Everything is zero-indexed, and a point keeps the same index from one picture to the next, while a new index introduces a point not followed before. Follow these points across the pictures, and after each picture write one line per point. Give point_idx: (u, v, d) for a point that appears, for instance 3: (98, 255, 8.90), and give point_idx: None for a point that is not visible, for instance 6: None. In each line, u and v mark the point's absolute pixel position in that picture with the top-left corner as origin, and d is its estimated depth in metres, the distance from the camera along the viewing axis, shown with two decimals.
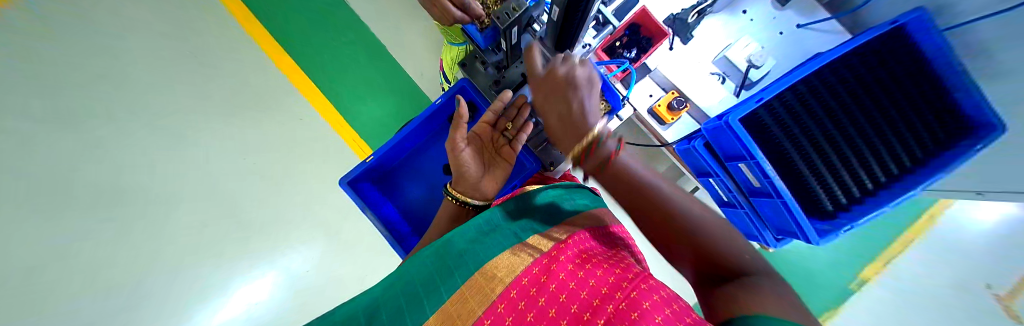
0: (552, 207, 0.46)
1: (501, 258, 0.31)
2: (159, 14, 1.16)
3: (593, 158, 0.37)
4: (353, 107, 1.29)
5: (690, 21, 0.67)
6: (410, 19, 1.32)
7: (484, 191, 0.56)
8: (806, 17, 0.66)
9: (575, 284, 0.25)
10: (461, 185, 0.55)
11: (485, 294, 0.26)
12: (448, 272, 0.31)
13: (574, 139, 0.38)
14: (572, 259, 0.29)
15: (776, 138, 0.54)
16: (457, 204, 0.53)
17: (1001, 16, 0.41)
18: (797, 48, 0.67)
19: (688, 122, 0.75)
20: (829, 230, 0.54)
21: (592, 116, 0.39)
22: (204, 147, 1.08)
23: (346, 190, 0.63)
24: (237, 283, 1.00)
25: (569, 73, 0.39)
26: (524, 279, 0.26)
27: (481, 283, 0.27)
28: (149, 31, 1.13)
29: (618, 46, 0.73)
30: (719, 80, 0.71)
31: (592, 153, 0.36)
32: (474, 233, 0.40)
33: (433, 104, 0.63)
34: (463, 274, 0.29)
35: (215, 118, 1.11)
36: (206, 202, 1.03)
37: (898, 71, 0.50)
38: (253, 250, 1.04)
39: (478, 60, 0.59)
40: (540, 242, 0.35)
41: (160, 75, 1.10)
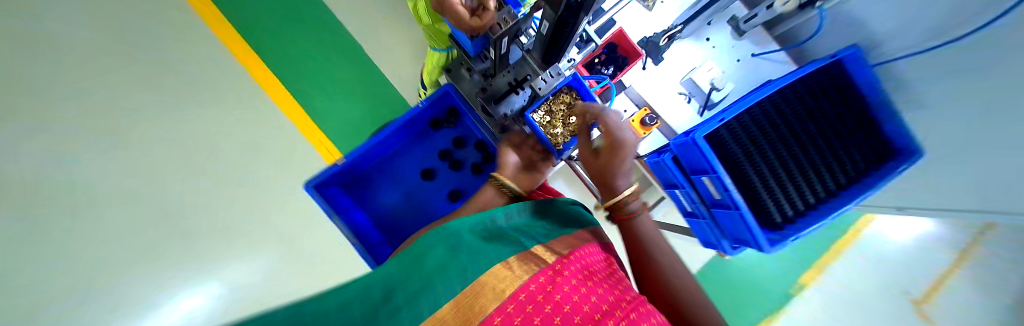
0: (571, 217, 0.52)
1: (513, 263, 0.30)
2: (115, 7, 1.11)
3: (621, 210, 0.47)
4: (323, 106, 1.22)
5: (662, 43, 0.71)
6: (390, 21, 1.31)
7: (522, 184, 0.55)
8: (761, 47, 0.73)
9: (579, 298, 0.26)
10: (506, 171, 0.53)
11: (497, 293, 0.25)
12: (455, 263, 0.30)
13: (611, 194, 0.48)
14: (576, 275, 0.30)
15: (734, 154, 0.59)
16: (496, 185, 0.51)
17: (927, 53, 0.48)
18: (751, 75, 0.75)
19: (659, 137, 0.80)
20: (778, 240, 0.58)
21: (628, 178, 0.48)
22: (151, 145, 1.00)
23: (314, 196, 0.59)
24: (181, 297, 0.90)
25: (620, 141, 0.47)
26: (532, 285, 0.27)
27: (494, 282, 0.26)
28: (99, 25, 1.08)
29: (597, 63, 0.78)
30: (686, 100, 0.77)
31: (622, 208, 0.46)
32: (477, 232, 0.39)
33: (413, 108, 0.63)
34: (479, 270, 0.28)
35: (170, 118, 1.05)
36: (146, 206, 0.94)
37: (822, 101, 0.59)
38: (200, 259, 0.94)
39: (464, 67, 0.59)
40: (545, 252, 0.35)
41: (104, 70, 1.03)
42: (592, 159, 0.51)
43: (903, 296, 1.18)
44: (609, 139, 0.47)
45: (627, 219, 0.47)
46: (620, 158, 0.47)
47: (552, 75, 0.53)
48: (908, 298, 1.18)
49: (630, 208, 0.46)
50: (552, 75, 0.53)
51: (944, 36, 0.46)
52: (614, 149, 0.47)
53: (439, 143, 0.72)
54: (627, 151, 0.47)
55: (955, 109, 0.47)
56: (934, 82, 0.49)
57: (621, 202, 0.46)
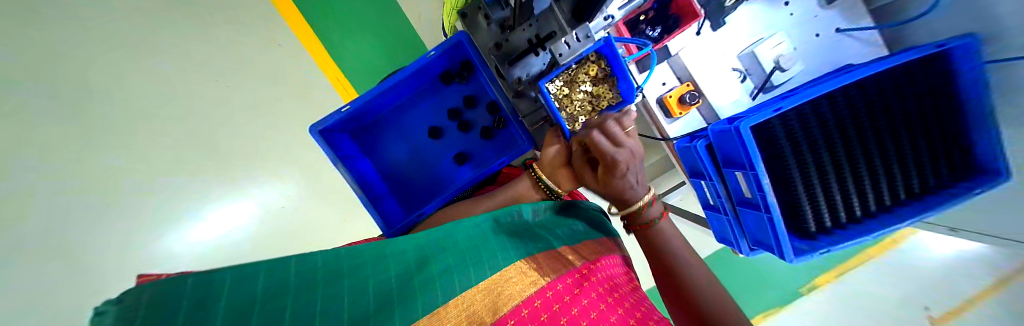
0: (595, 219, 0.55)
1: (541, 259, 0.37)
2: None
3: (638, 219, 0.49)
4: (339, 42, 1.16)
5: (726, 4, 0.62)
6: None
7: (561, 181, 0.53)
8: (851, 22, 0.59)
9: (605, 306, 0.31)
10: (546, 168, 0.52)
11: (527, 285, 0.32)
12: (493, 252, 0.37)
13: (624, 204, 0.48)
14: (602, 281, 0.35)
15: (784, 152, 0.51)
16: (533, 178, 0.54)
17: None
18: (829, 56, 0.62)
19: (695, 119, 0.70)
20: (805, 250, 0.54)
21: (638, 190, 0.47)
22: (162, 59, 0.97)
23: (319, 141, 0.57)
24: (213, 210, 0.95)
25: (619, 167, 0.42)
26: (559, 285, 0.32)
27: (521, 274, 0.33)
28: None
29: (642, 22, 0.65)
30: (739, 79, 0.66)
31: (637, 218, 0.48)
32: (513, 228, 0.46)
33: (425, 56, 0.56)
34: (507, 260, 0.36)
35: (176, 30, 0.98)
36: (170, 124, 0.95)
37: (914, 101, 0.48)
38: (224, 181, 0.98)
39: (481, 12, 0.51)
40: (572, 254, 0.40)
41: None
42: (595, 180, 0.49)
43: (921, 312, 1.08)
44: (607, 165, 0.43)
45: (645, 227, 0.49)
46: (620, 175, 0.44)
47: (578, 38, 0.45)
48: (928, 315, 1.07)
49: (648, 216, 0.49)
50: (580, 38, 0.45)
51: None
52: (611, 170, 0.43)
53: (450, 100, 0.68)
54: (622, 166, 0.42)
55: None
56: None
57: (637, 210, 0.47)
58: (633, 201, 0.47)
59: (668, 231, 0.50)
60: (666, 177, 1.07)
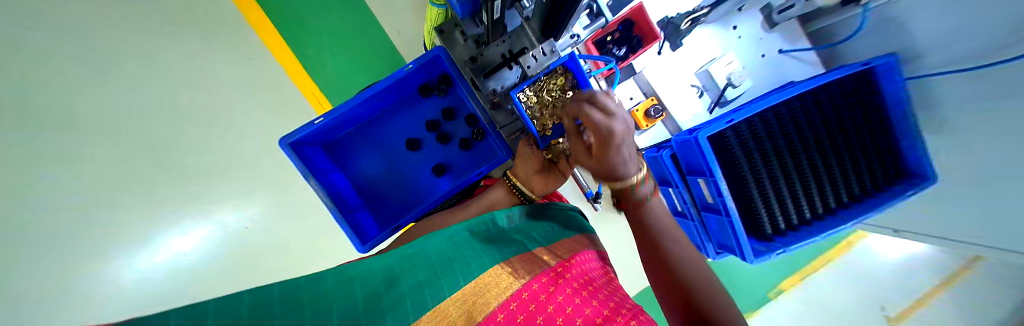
0: (568, 219, 0.55)
1: (516, 263, 0.36)
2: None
3: (630, 199, 0.40)
4: (314, 54, 1.14)
5: (682, 27, 0.68)
6: None
7: (534, 186, 0.57)
8: (790, 44, 0.67)
9: (580, 301, 0.30)
10: (521, 172, 0.57)
11: (500, 290, 0.31)
12: (463, 262, 0.36)
13: (616, 184, 0.39)
14: (576, 278, 0.34)
15: (738, 160, 0.56)
16: (508, 185, 0.58)
17: (969, 71, 0.43)
18: (773, 74, 0.69)
19: (660, 130, 0.76)
20: (763, 251, 0.58)
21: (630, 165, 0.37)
22: None
23: (289, 154, 0.56)
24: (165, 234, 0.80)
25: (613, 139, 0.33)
26: (534, 286, 0.31)
27: (495, 280, 0.32)
28: None
29: (609, 41, 0.70)
30: (698, 94, 0.72)
31: (630, 198, 0.40)
32: (484, 237, 0.45)
33: (402, 69, 0.57)
34: (479, 268, 0.34)
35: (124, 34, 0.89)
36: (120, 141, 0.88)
37: (843, 112, 0.54)
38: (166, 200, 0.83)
39: (458, 29, 0.53)
40: (548, 255, 0.39)
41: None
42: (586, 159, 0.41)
43: (879, 312, 1.16)
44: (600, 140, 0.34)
45: (636, 203, 0.41)
46: (612, 153, 0.35)
47: (544, 52, 0.49)
48: (884, 314, 1.15)
49: (642, 194, 0.40)
50: (546, 52, 0.50)
51: (998, 55, 0.40)
52: (605, 145, 0.34)
53: (427, 113, 0.69)
54: (619, 139, 0.33)
55: (979, 127, 0.44)
56: (968, 103, 0.44)
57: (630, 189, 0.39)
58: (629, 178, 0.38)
59: (660, 212, 0.42)
60: None
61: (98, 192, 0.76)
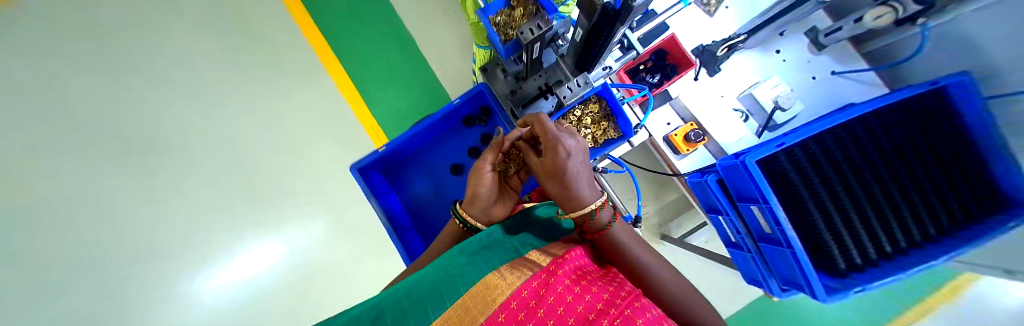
0: (551, 224, 0.51)
1: (502, 271, 0.31)
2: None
3: (592, 226, 0.40)
4: (378, 95, 1.37)
5: (720, 54, 0.66)
6: (438, 10, 1.41)
7: (493, 217, 0.53)
8: (843, 65, 0.64)
9: (572, 298, 0.25)
10: (472, 209, 0.51)
11: (488, 302, 0.25)
12: (450, 281, 0.31)
13: (570, 204, 0.40)
14: (569, 275, 0.29)
15: (794, 184, 0.52)
16: (460, 225, 0.51)
17: None
18: (829, 95, 0.65)
19: (702, 156, 0.72)
20: (838, 288, 0.50)
21: (580, 185, 0.39)
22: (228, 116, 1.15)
23: (356, 177, 0.65)
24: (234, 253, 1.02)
25: (560, 144, 0.38)
26: (524, 290, 0.26)
27: (484, 292, 0.27)
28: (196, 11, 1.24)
29: (642, 70, 0.73)
30: (742, 118, 0.69)
31: (591, 225, 0.40)
32: (473, 247, 0.41)
33: (451, 103, 0.65)
34: (466, 283, 0.30)
35: (246, 92, 1.20)
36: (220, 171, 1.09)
37: (925, 135, 0.48)
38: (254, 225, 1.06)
39: (499, 67, 0.61)
40: (539, 257, 0.35)
41: (199, 49, 1.20)
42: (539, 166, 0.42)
43: None
44: (546, 143, 0.39)
45: (602, 235, 0.41)
46: (562, 159, 0.38)
47: (579, 84, 0.51)
48: None
49: (602, 221, 0.40)
50: (579, 84, 0.52)
51: None
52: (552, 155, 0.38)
53: (469, 140, 0.76)
54: (565, 148, 0.38)
55: None
56: None
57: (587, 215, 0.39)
58: (583, 202, 0.39)
59: (625, 237, 0.41)
60: (684, 217, 1.09)
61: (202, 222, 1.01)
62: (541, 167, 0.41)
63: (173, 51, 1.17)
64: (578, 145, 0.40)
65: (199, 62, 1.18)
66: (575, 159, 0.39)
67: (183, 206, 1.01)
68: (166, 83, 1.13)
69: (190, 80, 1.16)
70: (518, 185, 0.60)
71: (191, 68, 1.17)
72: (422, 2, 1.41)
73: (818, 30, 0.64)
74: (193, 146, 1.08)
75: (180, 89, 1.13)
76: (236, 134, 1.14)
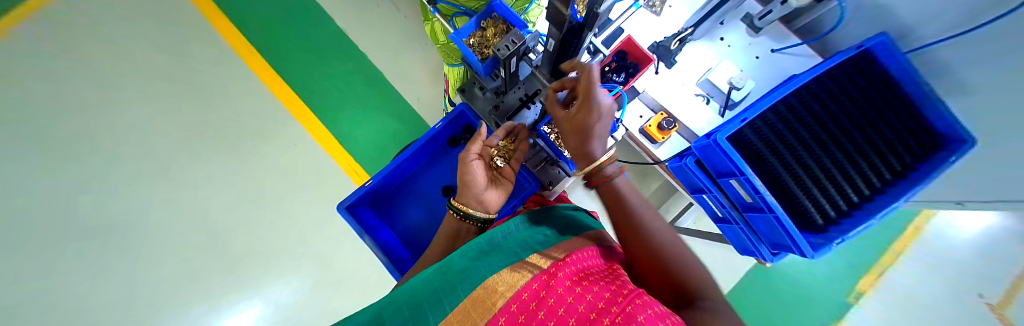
0: (570, 220, 0.51)
1: (502, 275, 0.31)
2: (175, 60, 1.30)
3: (598, 176, 0.46)
4: (351, 132, 1.35)
5: (672, 48, 0.71)
6: (402, 39, 1.43)
7: (489, 205, 0.54)
8: (780, 42, 0.71)
9: (573, 299, 0.25)
10: (466, 197, 0.53)
11: (486, 306, 0.26)
12: (450, 286, 0.31)
13: (584, 157, 0.45)
14: (570, 277, 0.30)
15: (763, 154, 0.56)
16: (458, 217, 0.52)
17: (974, 32, 0.44)
18: (774, 70, 0.71)
19: (679, 140, 0.77)
20: (822, 243, 0.54)
21: (596, 144, 0.44)
22: (206, 182, 1.19)
23: (344, 216, 0.63)
24: (228, 315, 1.11)
25: (595, 104, 0.41)
26: (524, 293, 0.26)
27: (482, 297, 0.27)
28: (160, 83, 1.27)
29: (607, 71, 0.76)
30: (705, 101, 0.75)
31: (597, 173, 0.45)
32: (474, 252, 0.40)
33: (433, 127, 0.66)
34: (466, 289, 0.29)
35: (219, 155, 1.22)
36: (208, 237, 1.15)
37: (856, 94, 0.56)
38: (248, 284, 1.13)
39: (476, 85, 0.63)
40: (539, 260, 0.35)
41: (169, 121, 1.23)
42: (563, 113, 0.46)
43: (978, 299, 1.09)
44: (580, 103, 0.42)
45: (606, 182, 0.45)
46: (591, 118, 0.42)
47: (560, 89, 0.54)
48: (985, 301, 1.08)
49: (606, 172, 0.45)
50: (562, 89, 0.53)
51: (985, 15, 0.43)
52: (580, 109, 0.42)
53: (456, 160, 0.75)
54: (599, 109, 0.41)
55: (990, 78, 0.45)
56: (975, 65, 0.46)
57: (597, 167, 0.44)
58: (594, 155, 0.44)
59: (631, 196, 0.45)
60: (672, 201, 1.12)
61: (192, 293, 1.10)
62: (568, 120, 0.45)
63: (145, 128, 1.22)
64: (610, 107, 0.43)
65: (172, 134, 1.22)
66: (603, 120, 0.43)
67: (185, 274, 1.11)
68: (147, 162, 1.19)
69: (166, 153, 1.20)
70: (513, 172, 0.58)
71: (166, 142, 1.22)
72: (384, 35, 1.42)
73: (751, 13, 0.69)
74: (177, 220, 1.15)
75: (161, 163, 1.19)
76: (215, 199, 1.18)
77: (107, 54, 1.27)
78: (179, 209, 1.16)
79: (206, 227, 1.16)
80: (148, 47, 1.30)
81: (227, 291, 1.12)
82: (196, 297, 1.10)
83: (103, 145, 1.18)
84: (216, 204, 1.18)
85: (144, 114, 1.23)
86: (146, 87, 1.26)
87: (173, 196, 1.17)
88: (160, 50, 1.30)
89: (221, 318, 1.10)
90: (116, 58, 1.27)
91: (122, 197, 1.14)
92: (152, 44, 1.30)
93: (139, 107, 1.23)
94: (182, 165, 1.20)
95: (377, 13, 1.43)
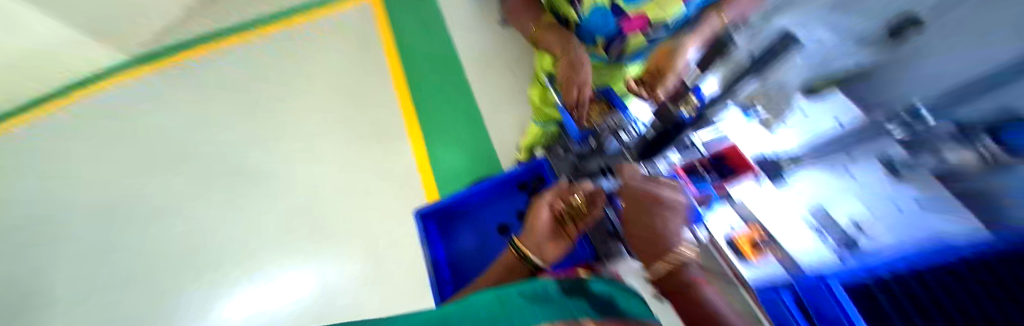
0: (608, 301, 0.38)
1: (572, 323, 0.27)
2: (357, 79, 1.89)
3: (673, 277, 0.38)
4: (440, 155, 1.59)
5: (784, 165, 0.69)
6: (507, 94, 1.69)
7: (546, 255, 0.54)
8: (942, 198, 0.49)
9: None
10: (529, 241, 0.54)
11: None
12: (514, 312, 0.28)
13: (659, 255, 0.41)
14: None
15: (891, 320, 0.47)
16: (518, 256, 0.54)
17: None
18: (916, 222, 0.47)
19: (773, 265, 0.56)
20: None
21: (675, 238, 0.42)
22: (341, 165, 1.64)
23: (417, 222, 0.74)
24: (310, 271, 1.42)
25: (664, 194, 0.47)
26: None
27: None
28: (342, 90, 1.86)
29: (698, 167, 0.76)
30: (812, 233, 0.58)
31: (673, 273, 0.38)
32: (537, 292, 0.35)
33: (511, 170, 0.78)
34: (532, 320, 0.26)
35: (353, 147, 1.68)
36: (325, 204, 1.56)
37: None
38: (332, 252, 1.44)
39: (566, 148, 0.75)
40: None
41: (338, 115, 1.78)
42: (630, 203, 0.51)
43: None
44: (652, 190, 0.48)
45: (684, 283, 0.37)
46: (659, 204, 0.46)
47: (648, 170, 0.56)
48: None
49: (689, 274, 0.37)
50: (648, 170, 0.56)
51: None
52: (652, 196, 0.47)
53: (520, 203, 0.80)
54: (666, 200, 0.46)
55: None
56: None
57: (672, 265, 0.39)
58: (676, 250, 0.40)
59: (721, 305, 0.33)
60: None
61: (299, 241, 1.49)
62: (641, 201, 0.48)
63: (325, 117, 1.80)
64: (678, 200, 0.47)
65: (336, 124, 1.76)
66: (676, 210, 0.46)
67: (304, 226, 1.53)
68: (316, 139, 1.74)
69: (327, 136, 1.73)
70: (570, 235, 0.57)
71: (330, 129, 1.75)
72: (494, 87, 1.72)
73: (891, 156, 0.56)
74: (315, 184, 1.62)
75: (322, 141, 1.72)
76: (339, 178, 1.60)
77: (324, 67, 1.96)
78: (321, 177, 1.63)
79: (328, 197, 1.57)
80: (346, 67, 1.94)
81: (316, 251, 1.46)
82: (301, 244, 1.49)
83: (301, 123, 1.80)
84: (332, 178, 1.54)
85: (327, 109, 1.82)
86: (334, 92, 1.86)
87: (320, 168, 1.64)
88: (351, 70, 1.93)
89: (307, 270, 1.43)
90: (328, 70, 1.94)
91: (297, 156, 1.70)
92: (349, 66, 1.94)
93: (326, 103, 1.84)
94: (331, 148, 1.70)
95: (495, 72, 1.77)
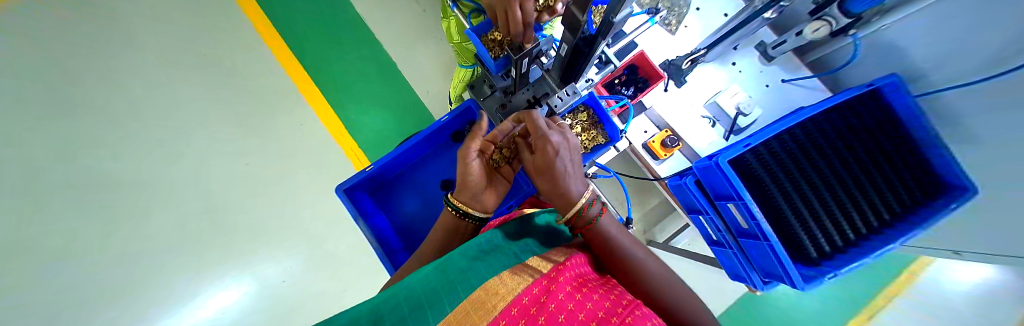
0: (550, 231, 0.50)
1: (502, 277, 0.30)
2: (199, 33, 1.35)
3: (580, 220, 0.44)
4: (357, 117, 1.38)
5: (684, 67, 0.71)
6: (418, 30, 1.45)
7: (488, 203, 0.56)
8: (791, 73, 0.71)
9: (574, 306, 0.23)
10: (464, 195, 0.53)
11: (487, 308, 0.24)
12: (451, 285, 0.29)
13: (565, 204, 0.44)
14: (571, 282, 0.28)
15: (762, 180, 0.57)
16: (456, 215, 0.52)
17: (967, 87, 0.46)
18: (783, 101, 0.72)
19: (679, 159, 0.77)
20: (813, 276, 0.52)
21: (573, 183, 0.44)
22: (207, 148, 1.20)
23: (342, 199, 0.63)
24: (211, 290, 1.07)
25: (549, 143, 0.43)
26: (525, 298, 0.25)
27: (482, 299, 0.26)
28: (172, 48, 1.31)
29: (617, 84, 0.79)
30: (710, 124, 0.75)
31: (580, 219, 0.43)
32: (474, 252, 0.40)
33: (440, 120, 0.66)
34: (466, 289, 0.28)
35: (220, 121, 1.24)
36: (195, 201, 1.14)
37: (860, 128, 0.56)
38: (237, 257, 1.12)
39: (487, 83, 0.66)
40: (540, 264, 0.34)
41: (178, 83, 1.26)
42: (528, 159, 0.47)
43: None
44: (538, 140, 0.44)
45: (591, 227, 0.43)
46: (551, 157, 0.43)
47: (567, 93, 0.55)
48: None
49: (590, 216, 0.43)
50: (568, 93, 0.55)
51: (993, 69, 0.43)
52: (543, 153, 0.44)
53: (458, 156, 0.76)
54: (553, 146, 0.43)
55: (987, 126, 0.45)
56: (977, 117, 0.46)
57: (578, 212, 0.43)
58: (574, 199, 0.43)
59: (615, 232, 0.43)
60: (669, 221, 1.11)
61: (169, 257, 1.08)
62: (535, 165, 0.46)
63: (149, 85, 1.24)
64: (565, 144, 0.45)
65: (178, 95, 1.25)
66: (563, 159, 0.44)
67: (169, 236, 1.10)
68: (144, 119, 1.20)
69: (165, 111, 1.21)
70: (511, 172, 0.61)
71: (167, 102, 1.23)
72: (399, 24, 1.45)
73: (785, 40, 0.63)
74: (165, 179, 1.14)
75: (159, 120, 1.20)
76: (208, 164, 1.18)
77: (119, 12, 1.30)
78: (175, 169, 1.16)
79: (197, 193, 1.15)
80: (166, 12, 1.35)
81: (216, 262, 1.10)
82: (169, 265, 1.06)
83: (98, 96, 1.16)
84: (213, 168, 1.18)
85: (150, 75, 1.25)
86: (156, 51, 1.29)
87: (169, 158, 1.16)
88: (178, 17, 1.35)
89: (202, 291, 1.06)
90: (131, 18, 1.30)
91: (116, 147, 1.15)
92: (173, 11, 1.36)
93: (146, 66, 1.25)
94: (178, 126, 1.21)
95: (396, 5, 1.46)
